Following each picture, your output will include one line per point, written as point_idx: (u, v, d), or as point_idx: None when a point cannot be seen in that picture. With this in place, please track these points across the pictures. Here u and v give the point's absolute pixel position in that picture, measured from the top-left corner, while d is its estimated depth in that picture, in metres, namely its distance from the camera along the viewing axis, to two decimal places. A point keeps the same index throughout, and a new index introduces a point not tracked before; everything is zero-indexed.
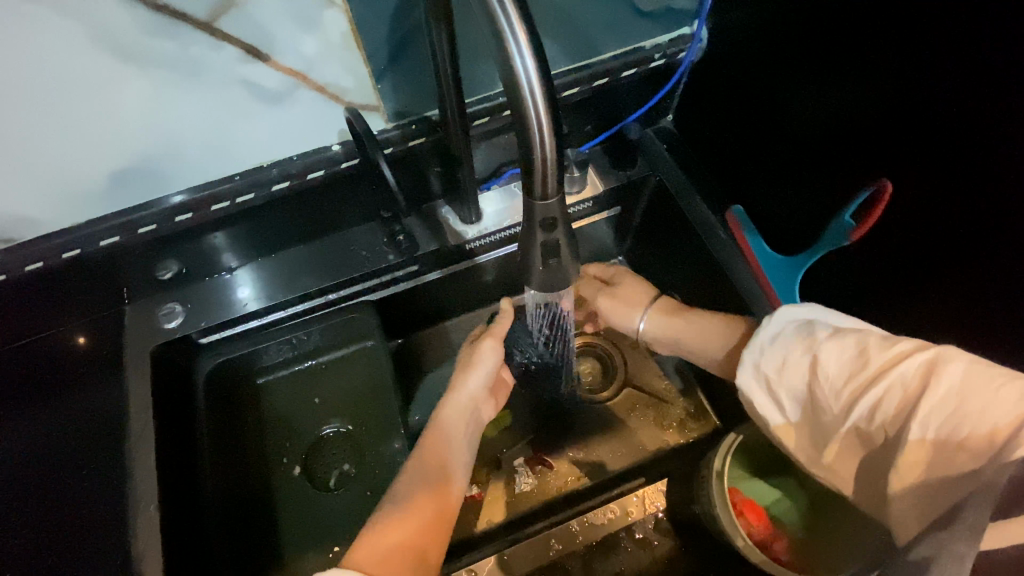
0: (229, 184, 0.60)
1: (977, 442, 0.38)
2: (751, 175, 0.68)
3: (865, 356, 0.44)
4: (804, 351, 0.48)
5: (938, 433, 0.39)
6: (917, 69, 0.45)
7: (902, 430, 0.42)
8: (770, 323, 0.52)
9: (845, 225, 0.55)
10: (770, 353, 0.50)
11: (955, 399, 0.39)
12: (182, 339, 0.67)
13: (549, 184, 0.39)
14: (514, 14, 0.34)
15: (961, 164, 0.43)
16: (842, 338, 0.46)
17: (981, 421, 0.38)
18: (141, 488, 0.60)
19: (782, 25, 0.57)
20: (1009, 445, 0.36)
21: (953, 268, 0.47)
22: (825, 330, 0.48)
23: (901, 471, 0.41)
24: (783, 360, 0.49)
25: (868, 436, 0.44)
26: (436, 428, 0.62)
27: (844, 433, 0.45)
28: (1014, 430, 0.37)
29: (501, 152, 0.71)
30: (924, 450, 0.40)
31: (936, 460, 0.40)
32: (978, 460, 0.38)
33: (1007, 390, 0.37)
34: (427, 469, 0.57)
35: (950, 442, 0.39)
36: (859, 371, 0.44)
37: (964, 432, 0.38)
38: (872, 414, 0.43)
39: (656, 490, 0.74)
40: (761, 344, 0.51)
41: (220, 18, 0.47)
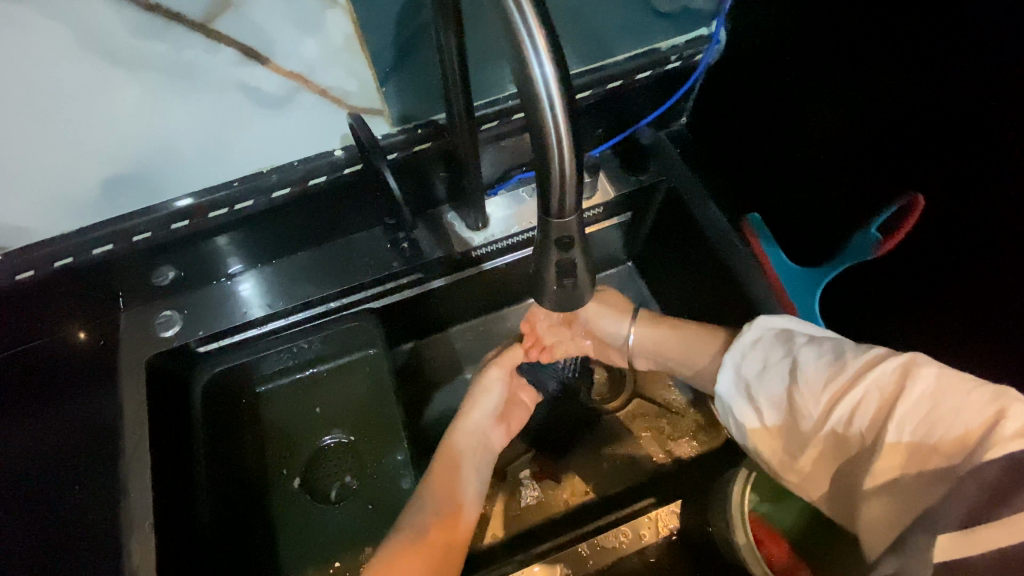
0: (227, 190, 0.55)
1: (950, 443, 0.38)
2: (768, 182, 0.65)
3: (842, 361, 0.46)
4: (784, 355, 0.50)
5: (912, 434, 0.40)
6: (955, 76, 0.42)
7: (878, 433, 0.42)
8: (749, 331, 0.54)
9: (871, 238, 0.53)
10: (750, 357, 0.53)
11: (929, 400, 0.40)
12: (178, 349, 0.65)
13: (567, 202, 0.36)
14: (534, 20, 0.32)
15: (1002, 177, 0.41)
16: (819, 344, 0.49)
17: (954, 422, 0.38)
18: (136, 504, 0.57)
19: (806, 26, 0.54)
20: (982, 443, 0.37)
21: (987, 287, 0.44)
22: (803, 337, 0.51)
23: (878, 473, 0.41)
24: (763, 363, 0.51)
25: (844, 441, 0.44)
26: (449, 457, 0.64)
27: (821, 440, 0.45)
28: (985, 429, 0.37)
29: (510, 157, 0.69)
30: (899, 452, 0.40)
31: (911, 462, 0.40)
32: (952, 461, 0.38)
33: (976, 393, 0.39)
34: (440, 494, 0.60)
35: (925, 444, 0.39)
36: (836, 375, 0.46)
37: (938, 434, 0.39)
38: (849, 417, 0.44)
39: (670, 512, 0.69)
40: (741, 348, 0.54)
41: (216, 19, 0.47)
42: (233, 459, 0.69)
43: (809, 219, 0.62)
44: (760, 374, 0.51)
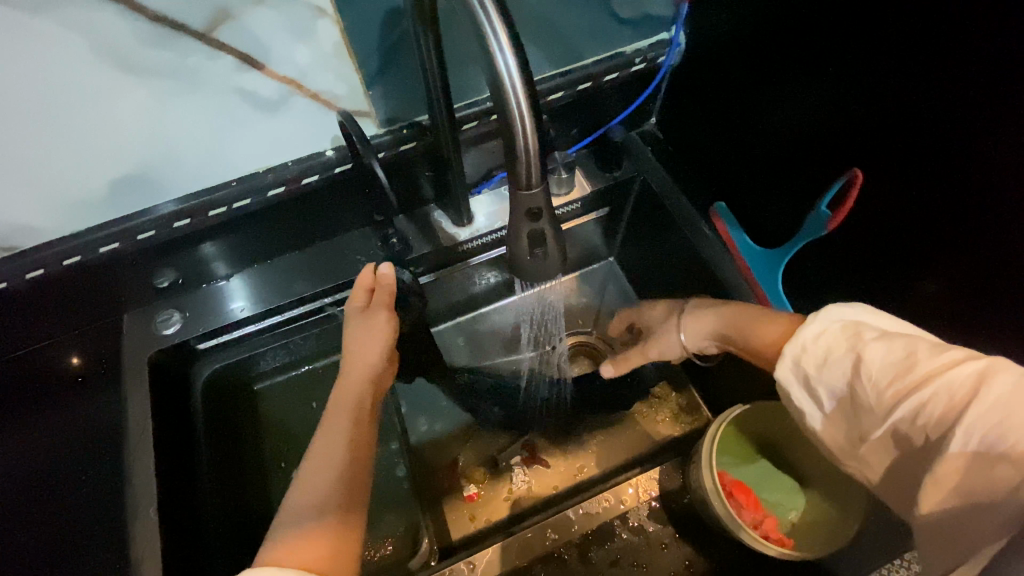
0: (227, 190, 0.60)
1: (1022, 453, 0.35)
2: (735, 173, 0.70)
3: (914, 359, 0.41)
4: (848, 348, 0.44)
5: (981, 442, 0.37)
6: (880, 63, 0.47)
7: (944, 436, 0.38)
8: (812, 320, 0.48)
9: (822, 215, 0.58)
10: (813, 349, 0.47)
11: (1003, 409, 0.36)
12: (179, 345, 0.68)
13: (533, 174, 0.41)
14: (497, 20, 0.36)
15: (928, 149, 0.46)
16: (889, 340, 0.43)
17: None
18: (142, 491, 0.60)
19: (752, 27, 0.59)
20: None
21: (938, 251, 0.48)
22: (873, 331, 0.44)
23: (938, 478, 0.38)
24: (827, 355, 0.46)
25: (905, 438, 0.41)
26: (343, 412, 0.57)
27: (880, 436, 0.42)
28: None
29: (491, 157, 0.73)
30: (964, 459, 0.37)
31: (974, 470, 0.37)
32: (1021, 471, 0.35)
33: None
34: (341, 458, 0.53)
35: (995, 451, 0.36)
36: (904, 373, 0.41)
37: (1009, 443, 0.35)
38: (913, 416, 0.40)
39: (650, 479, 0.71)
40: (802, 340, 0.48)
41: (217, 29, 0.50)
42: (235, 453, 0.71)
43: (770, 204, 0.66)
44: (822, 368, 0.46)
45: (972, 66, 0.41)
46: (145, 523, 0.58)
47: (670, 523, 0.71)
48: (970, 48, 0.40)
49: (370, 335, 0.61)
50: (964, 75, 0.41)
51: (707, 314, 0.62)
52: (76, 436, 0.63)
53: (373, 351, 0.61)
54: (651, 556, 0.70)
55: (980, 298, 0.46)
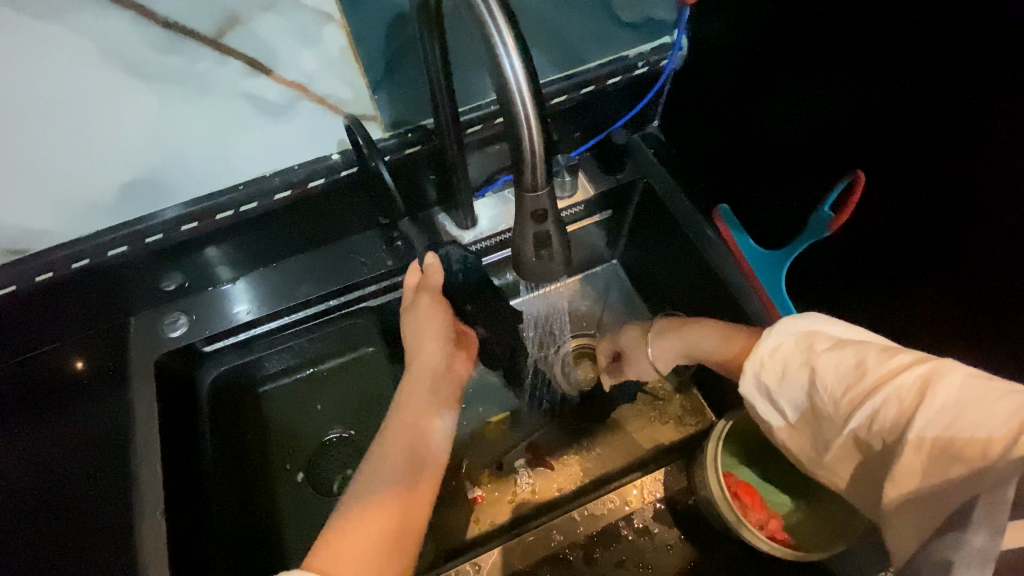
0: (233, 194, 0.62)
1: (971, 449, 0.38)
2: (737, 176, 0.70)
3: (863, 368, 0.44)
4: (803, 361, 0.48)
5: (933, 442, 0.39)
6: (882, 66, 0.47)
7: (900, 437, 0.42)
8: (769, 336, 0.52)
9: (824, 217, 0.58)
10: (771, 364, 0.50)
11: (953, 409, 0.39)
12: (186, 348, 0.68)
13: (539, 177, 0.42)
14: (503, 24, 0.37)
15: (929, 151, 0.46)
16: (842, 350, 0.46)
17: (975, 430, 0.38)
18: (149, 491, 0.60)
19: (754, 31, 0.60)
20: (1006, 455, 0.36)
21: (940, 254, 0.48)
22: (826, 342, 0.48)
23: (898, 477, 0.41)
24: (784, 369, 0.50)
25: (866, 442, 0.45)
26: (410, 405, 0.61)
27: (843, 442, 0.46)
28: (1009, 441, 0.36)
29: (494, 160, 0.73)
30: (919, 459, 0.40)
31: (931, 466, 0.39)
32: (974, 469, 0.37)
33: (1002, 404, 0.37)
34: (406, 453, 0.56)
35: (947, 449, 0.39)
36: (856, 383, 0.44)
37: (959, 440, 0.38)
38: (869, 422, 0.44)
39: (655, 480, 0.73)
40: (761, 357, 0.51)
41: (225, 34, 0.49)
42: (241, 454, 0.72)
43: (773, 206, 0.66)
44: (782, 381, 0.50)
45: (974, 69, 0.41)
46: (152, 525, 0.59)
47: (675, 524, 0.71)
48: (973, 51, 0.40)
49: (434, 332, 0.65)
50: (967, 77, 0.41)
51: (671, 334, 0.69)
52: (82, 438, 0.64)
53: (437, 348, 0.65)
54: (656, 557, 0.70)
55: (982, 301, 0.46)
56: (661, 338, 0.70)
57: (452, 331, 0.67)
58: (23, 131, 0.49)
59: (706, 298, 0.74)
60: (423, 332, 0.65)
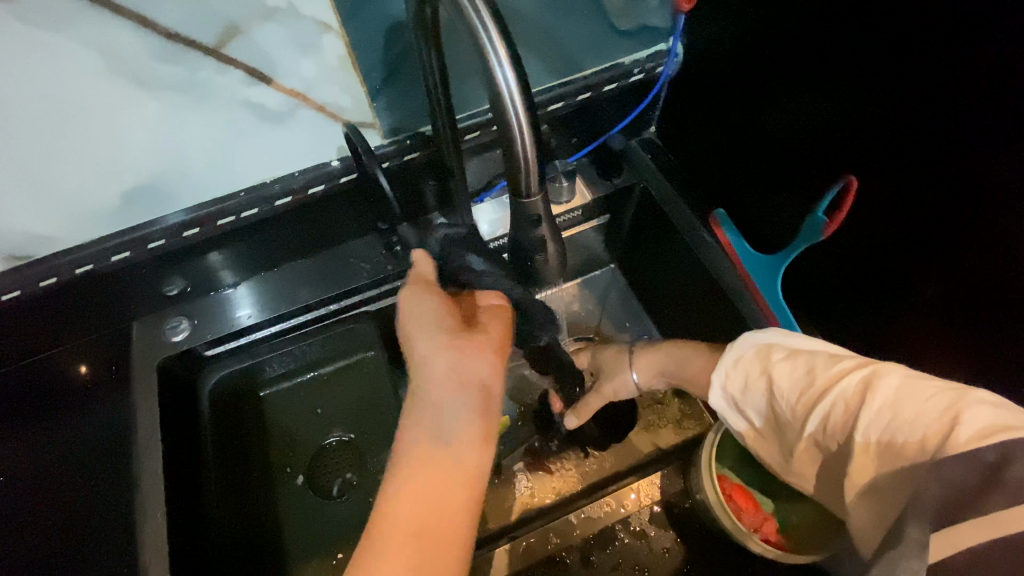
0: (235, 200, 0.61)
1: (911, 448, 0.39)
2: (733, 181, 0.71)
3: (813, 374, 0.46)
4: (761, 370, 0.50)
5: (879, 442, 0.41)
6: (873, 72, 0.48)
7: (848, 440, 0.43)
8: (732, 347, 0.54)
9: (818, 220, 0.59)
10: (734, 374, 0.53)
11: (890, 409, 0.41)
12: (188, 352, 0.69)
13: (532, 182, 0.42)
14: (494, 33, 0.38)
15: (920, 157, 0.47)
16: (794, 359, 0.49)
17: (913, 428, 0.39)
18: (149, 495, 0.61)
19: (748, 37, 0.61)
20: (942, 449, 0.38)
21: (938, 256, 0.48)
22: (780, 352, 0.51)
23: (853, 482, 0.43)
24: (745, 379, 0.52)
25: (823, 445, 0.46)
26: (411, 405, 0.51)
27: (804, 448, 0.47)
28: (941, 437, 0.38)
29: (492, 166, 0.74)
30: (869, 461, 0.42)
31: (881, 469, 0.41)
32: (914, 467, 0.39)
33: (932, 401, 0.40)
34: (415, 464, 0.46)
35: (891, 450, 0.40)
36: (807, 388, 0.46)
37: (900, 440, 0.40)
38: (823, 427, 0.45)
39: (652, 483, 0.73)
40: (725, 366, 0.54)
41: (225, 45, 0.51)
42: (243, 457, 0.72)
43: (768, 210, 0.67)
44: (744, 391, 0.52)
45: (966, 74, 0.41)
46: (154, 527, 0.59)
47: (671, 526, 0.71)
48: (963, 56, 0.41)
49: (431, 315, 0.56)
50: (958, 82, 0.42)
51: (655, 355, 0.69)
52: (85, 441, 0.64)
53: (429, 336, 0.54)
54: (653, 561, 0.70)
55: (972, 306, 0.47)
56: (645, 355, 0.70)
57: (449, 313, 0.56)
58: (30, 139, 0.50)
59: (704, 301, 0.74)
60: (417, 318, 0.56)
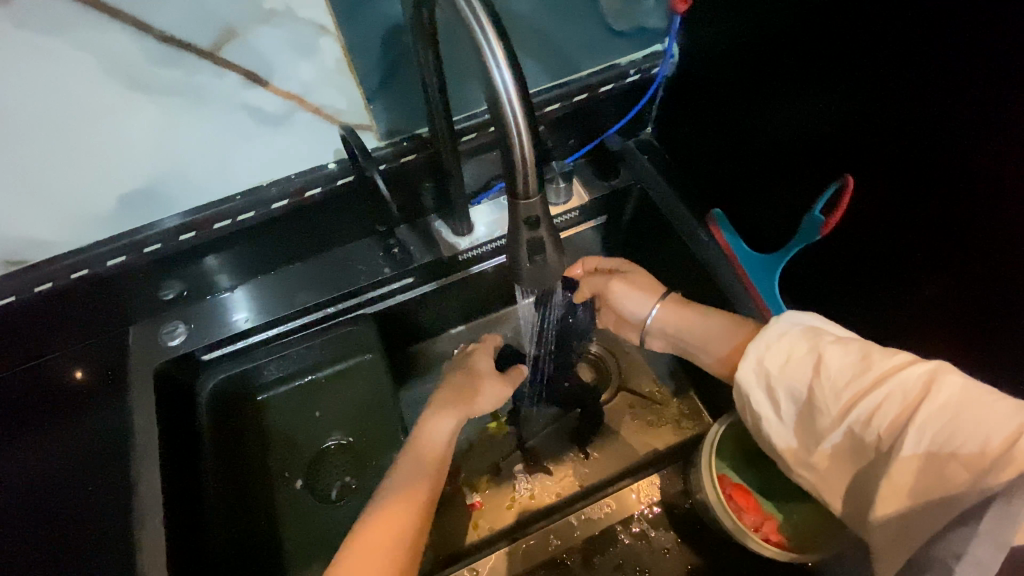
0: (231, 204, 0.63)
1: (969, 452, 0.40)
2: (730, 181, 0.71)
3: (869, 362, 0.47)
4: (810, 348, 0.51)
5: (933, 441, 0.42)
6: (869, 72, 0.48)
7: (898, 435, 0.44)
8: (777, 324, 0.54)
9: (816, 220, 0.59)
10: (775, 350, 0.52)
11: (952, 409, 0.41)
12: (185, 356, 0.68)
13: (530, 183, 0.42)
14: (494, 38, 0.38)
15: (918, 155, 0.47)
16: (847, 344, 0.49)
17: (976, 433, 0.40)
18: (147, 502, 0.60)
19: (745, 37, 0.61)
20: (1004, 455, 0.38)
21: (938, 255, 0.48)
22: (831, 336, 0.51)
23: (894, 479, 0.43)
24: (788, 356, 0.52)
25: (861, 438, 0.46)
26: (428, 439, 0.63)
27: (837, 437, 0.48)
28: (1004, 446, 0.38)
29: (490, 168, 0.74)
30: (918, 460, 0.42)
31: (928, 470, 0.42)
32: (971, 471, 0.39)
33: (1000, 406, 0.40)
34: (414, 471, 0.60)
35: (944, 450, 0.41)
36: (862, 373, 0.47)
37: (957, 442, 0.41)
38: (869, 418, 0.46)
39: (651, 483, 0.74)
40: (766, 340, 0.54)
41: (222, 48, 0.50)
42: (240, 461, 0.72)
43: (765, 210, 0.67)
44: (783, 368, 0.52)
45: (965, 72, 0.41)
46: (153, 534, 0.58)
47: (671, 526, 0.71)
48: (965, 52, 0.41)
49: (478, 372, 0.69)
50: (958, 80, 0.42)
51: (686, 308, 0.68)
52: (83, 447, 0.64)
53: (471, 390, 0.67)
54: (654, 561, 0.70)
55: (967, 303, 0.47)
56: (672, 307, 0.69)
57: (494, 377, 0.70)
58: (25, 141, 0.49)
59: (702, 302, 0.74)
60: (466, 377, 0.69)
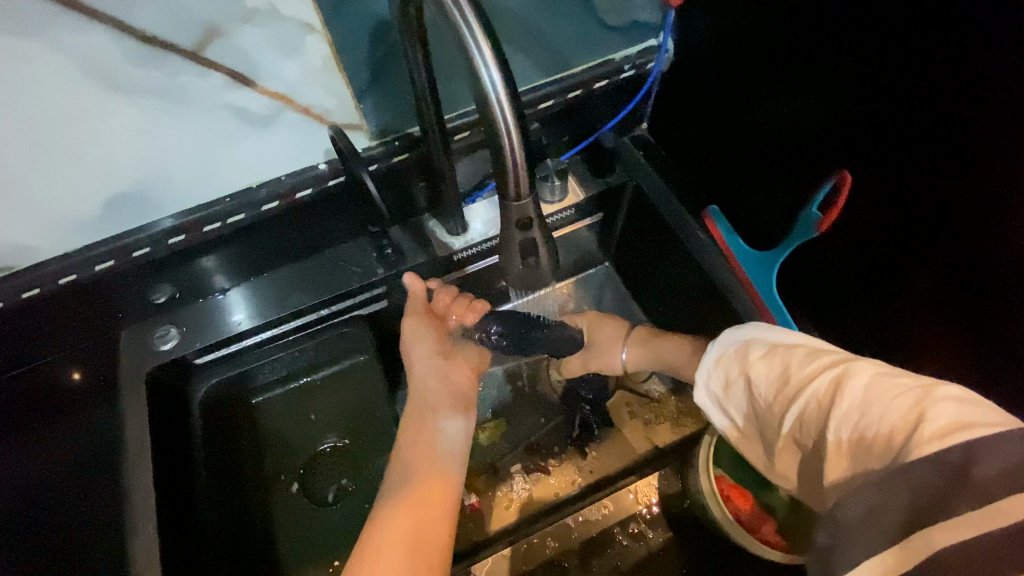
0: (219, 206, 0.62)
1: (881, 445, 0.40)
2: (726, 177, 0.70)
3: (788, 373, 0.47)
4: (739, 369, 0.51)
5: (851, 439, 0.42)
6: (868, 67, 0.47)
7: (822, 437, 0.43)
8: (710, 347, 0.55)
9: (812, 217, 0.57)
10: (714, 374, 0.53)
11: (860, 407, 0.42)
12: (178, 361, 0.68)
13: (522, 186, 0.42)
14: (480, 35, 0.37)
15: (919, 150, 0.46)
16: (771, 356, 0.49)
17: (882, 426, 0.40)
18: (140, 508, 0.59)
19: (741, 30, 0.59)
20: (908, 444, 0.38)
21: (937, 252, 0.47)
22: (759, 348, 0.51)
23: (828, 480, 0.43)
24: (724, 378, 0.52)
25: (801, 444, 0.46)
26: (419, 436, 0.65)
27: (782, 447, 0.47)
28: (907, 435, 0.38)
29: (483, 165, 0.73)
30: (842, 460, 0.42)
31: (853, 466, 0.41)
32: (885, 463, 0.39)
33: (900, 398, 0.40)
34: (412, 463, 0.63)
35: (863, 447, 0.41)
36: (784, 386, 0.47)
37: (869, 438, 0.40)
38: (799, 425, 0.45)
39: (650, 484, 0.73)
40: (705, 368, 0.54)
41: (205, 47, 0.49)
42: (234, 465, 0.71)
43: (762, 206, 0.66)
44: (725, 390, 0.52)
45: (967, 67, 0.40)
46: (145, 542, 0.58)
47: (670, 526, 0.71)
48: (971, 46, 0.39)
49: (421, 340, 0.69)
50: (960, 74, 0.41)
51: (651, 343, 0.73)
52: (74, 455, 0.63)
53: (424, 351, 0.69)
54: (652, 562, 0.70)
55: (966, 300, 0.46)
56: (640, 342, 0.74)
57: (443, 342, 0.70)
58: (17, 146, 0.49)
59: (699, 301, 0.74)
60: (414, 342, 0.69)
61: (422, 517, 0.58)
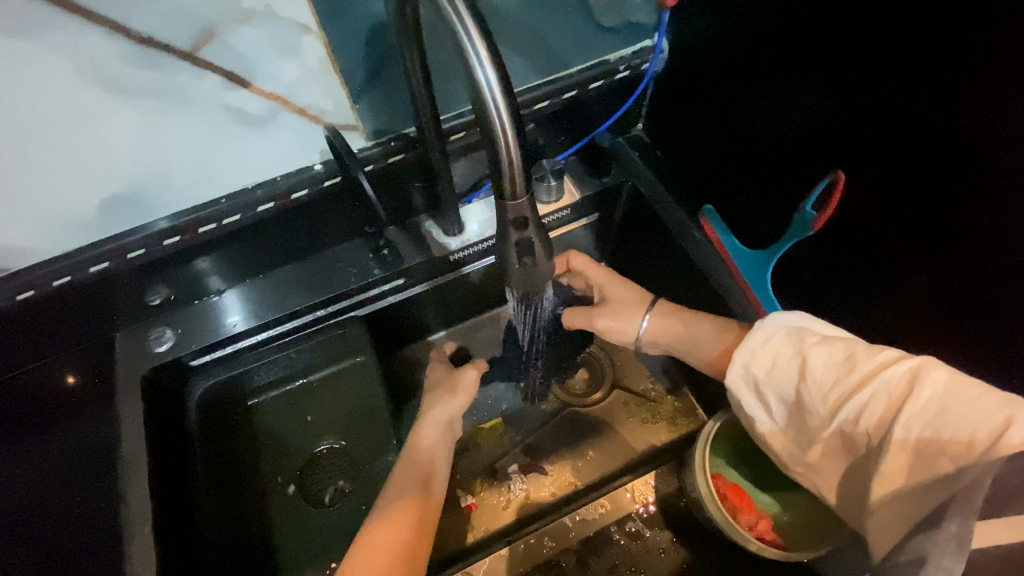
0: (216, 207, 0.62)
1: (957, 444, 0.40)
2: (722, 177, 0.71)
3: (853, 361, 0.47)
4: (795, 352, 0.51)
5: (920, 436, 0.42)
6: (860, 67, 0.48)
7: (886, 432, 0.44)
8: (763, 327, 0.55)
9: (807, 216, 0.58)
10: (761, 355, 0.53)
11: (938, 402, 0.42)
12: (172, 362, 0.68)
13: (518, 184, 0.42)
14: (477, 38, 0.37)
15: (911, 149, 0.46)
16: (831, 344, 0.49)
17: (962, 425, 0.40)
18: (136, 510, 0.60)
19: (735, 31, 0.60)
20: (988, 450, 0.39)
21: (929, 250, 0.48)
22: (815, 336, 0.51)
23: (884, 477, 0.44)
24: (773, 361, 0.52)
25: (850, 437, 0.47)
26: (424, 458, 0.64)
27: (828, 437, 0.48)
28: (991, 439, 0.39)
29: (479, 166, 0.73)
30: (907, 456, 0.43)
31: (916, 463, 0.42)
32: (957, 463, 0.40)
33: (983, 400, 0.40)
34: (412, 475, 0.62)
35: (932, 445, 0.41)
36: (846, 375, 0.47)
37: (944, 436, 0.41)
38: (856, 418, 0.46)
39: (646, 483, 0.73)
40: (751, 346, 0.54)
41: (201, 48, 0.49)
42: (231, 467, 0.71)
43: (757, 206, 0.67)
44: (770, 373, 0.52)
45: (957, 66, 0.41)
46: (141, 546, 0.58)
47: (667, 525, 0.71)
48: (959, 47, 0.40)
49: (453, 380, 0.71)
50: (950, 74, 0.41)
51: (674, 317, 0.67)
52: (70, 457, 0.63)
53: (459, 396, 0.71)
54: (650, 561, 0.70)
55: (958, 298, 0.47)
56: (663, 316, 0.68)
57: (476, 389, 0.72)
58: (16, 149, 0.49)
59: (695, 300, 0.74)
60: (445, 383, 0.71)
61: (417, 527, 0.57)
